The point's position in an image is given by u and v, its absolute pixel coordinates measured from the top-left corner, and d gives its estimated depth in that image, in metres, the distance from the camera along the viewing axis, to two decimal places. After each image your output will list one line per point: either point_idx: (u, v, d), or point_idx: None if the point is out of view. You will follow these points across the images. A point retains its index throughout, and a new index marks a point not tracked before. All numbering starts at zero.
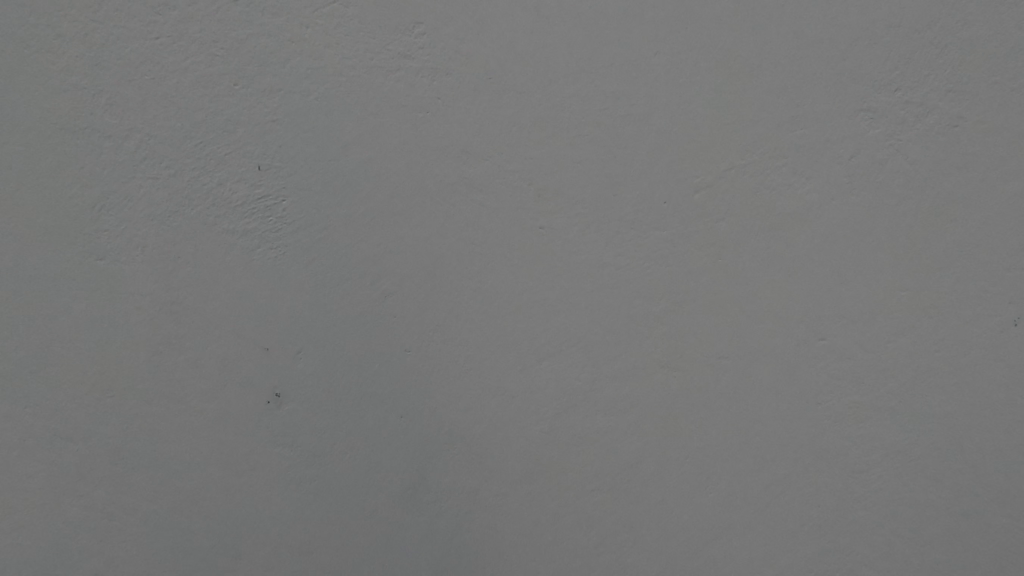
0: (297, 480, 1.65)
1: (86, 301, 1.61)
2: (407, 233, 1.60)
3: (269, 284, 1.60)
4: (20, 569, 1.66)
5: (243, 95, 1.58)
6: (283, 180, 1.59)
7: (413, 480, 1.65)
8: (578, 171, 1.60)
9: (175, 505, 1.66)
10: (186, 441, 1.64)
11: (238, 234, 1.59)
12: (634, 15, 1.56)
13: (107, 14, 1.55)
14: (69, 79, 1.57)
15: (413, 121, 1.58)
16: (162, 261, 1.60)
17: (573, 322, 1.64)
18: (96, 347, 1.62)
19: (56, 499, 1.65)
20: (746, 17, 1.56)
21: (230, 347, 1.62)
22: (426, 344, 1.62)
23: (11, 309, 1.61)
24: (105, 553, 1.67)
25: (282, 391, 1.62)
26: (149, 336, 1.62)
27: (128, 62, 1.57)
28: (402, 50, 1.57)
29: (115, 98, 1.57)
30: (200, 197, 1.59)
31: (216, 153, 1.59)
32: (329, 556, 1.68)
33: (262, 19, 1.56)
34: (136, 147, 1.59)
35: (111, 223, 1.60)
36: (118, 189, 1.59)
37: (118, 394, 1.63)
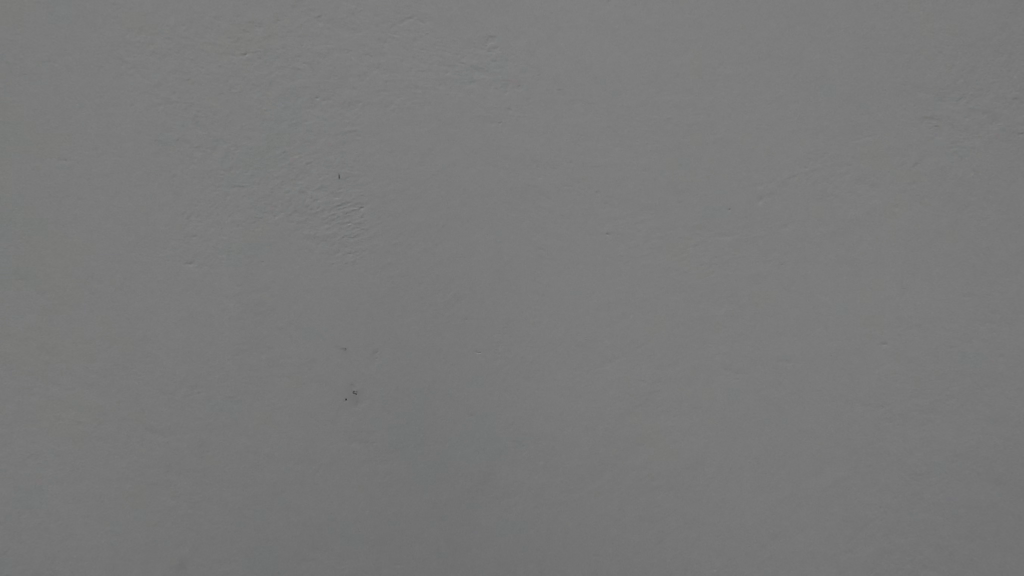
0: (372, 475, 1.73)
1: (175, 302, 1.71)
2: (480, 239, 1.67)
3: (347, 287, 1.69)
4: (113, 553, 1.77)
5: (323, 107, 1.66)
6: (361, 188, 1.67)
7: (482, 476, 1.72)
8: (644, 179, 1.65)
9: (258, 496, 1.75)
10: (267, 435, 1.73)
11: (318, 239, 1.68)
12: (699, 27, 1.60)
13: (197, 32, 1.64)
14: (160, 95, 1.66)
15: (485, 131, 1.65)
16: (246, 265, 1.69)
17: (638, 325, 1.69)
18: (185, 346, 1.71)
19: (146, 489, 1.75)
20: (811, 29, 1.60)
21: (310, 347, 1.70)
22: (496, 346, 1.69)
23: (107, 309, 1.71)
24: (191, 542, 1.77)
25: (359, 389, 1.70)
26: (234, 336, 1.71)
27: (217, 76, 1.66)
28: (474, 62, 1.64)
29: (203, 111, 1.67)
30: (282, 204, 1.68)
31: (298, 162, 1.67)
32: (401, 547, 1.75)
33: (341, 36, 1.64)
34: (223, 157, 1.68)
35: (200, 229, 1.69)
36: (206, 196, 1.69)
37: (205, 391, 1.72)
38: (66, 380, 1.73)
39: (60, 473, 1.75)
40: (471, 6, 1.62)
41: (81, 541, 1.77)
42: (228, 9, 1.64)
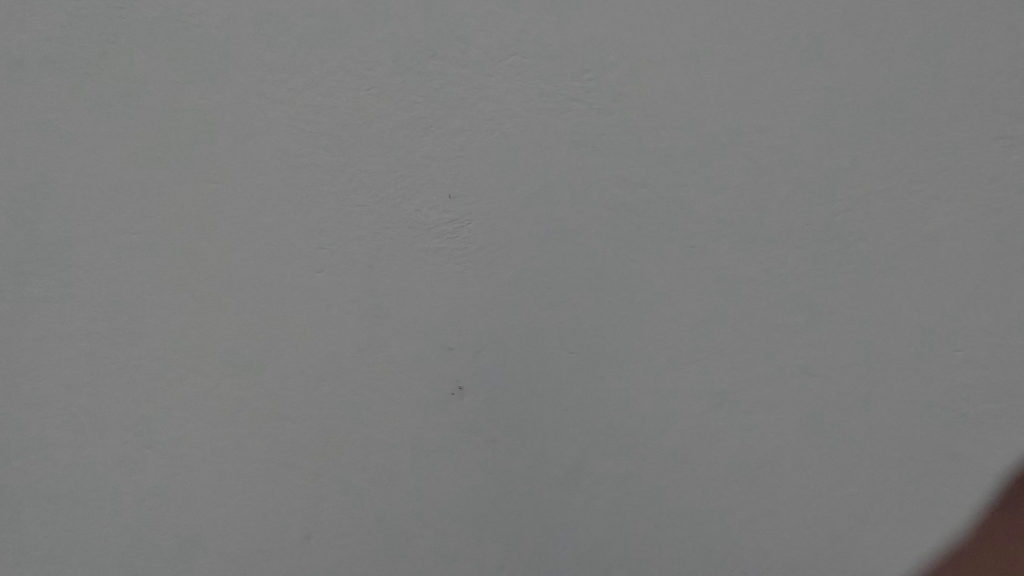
0: (475, 461, 1.94)
1: (306, 307, 1.96)
2: (574, 252, 1.86)
3: (455, 295, 1.90)
4: (251, 524, 2.05)
5: (436, 135, 1.88)
6: (469, 207, 1.88)
7: (574, 463, 1.94)
8: (728, 197, 1.81)
9: (374, 479, 1.98)
10: (383, 425, 1.96)
11: (430, 252, 1.90)
12: (783, 58, 1.73)
13: (325, 70, 1.87)
14: (295, 126, 1.91)
15: (580, 155, 1.84)
16: (368, 275, 1.93)
17: (719, 332, 1.84)
18: (314, 345, 1.97)
19: (279, 470, 2.01)
20: (891, 56, 1.70)
21: (422, 346, 1.93)
22: (587, 348, 1.88)
23: (248, 313, 1.98)
24: (317, 516, 2.02)
25: (465, 385, 1.92)
26: (356, 336, 1.95)
27: (343, 109, 1.89)
28: (572, 94, 1.82)
29: (333, 140, 1.91)
30: (399, 221, 1.91)
31: (413, 185, 1.90)
32: (500, 525, 1.98)
33: (454, 72, 1.84)
34: (348, 180, 1.92)
35: (329, 243, 1.94)
36: (333, 215, 1.93)
37: (331, 385, 1.97)
38: (213, 372, 2.00)
39: (206, 453, 2.03)
40: (569, 42, 1.79)
41: (223, 511, 2.05)
42: (352, 49, 1.85)
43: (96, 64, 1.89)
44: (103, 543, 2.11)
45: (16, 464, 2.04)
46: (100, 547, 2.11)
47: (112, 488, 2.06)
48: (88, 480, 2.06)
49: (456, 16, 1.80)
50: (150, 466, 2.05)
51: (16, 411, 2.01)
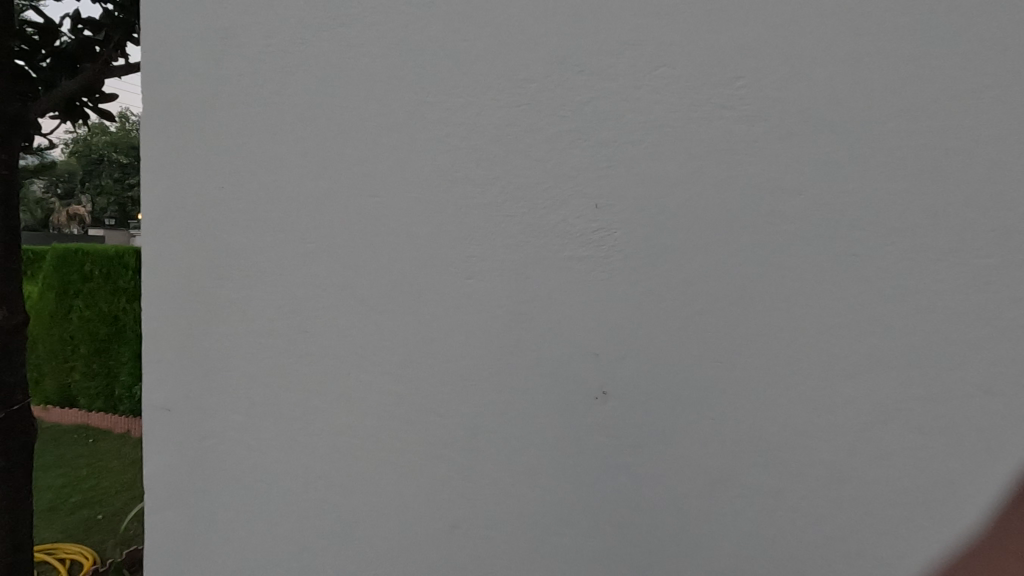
0: (618, 465, 1.97)
1: (456, 311, 2.09)
2: (724, 260, 1.88)
3: (601, 301, 1.96)
4: (398, 516, 2.19)
5: (584, 146, 1.95)
6: (615, 216, 1.93)
7: (721, 473, 1.93)
8: (897, 203, 1.78)
9: (517, 479, 2.06)
10: (527, 427, 2.04)
11: (576, 260, 1.97)
12: (945, 57, 1.73)
13: (481, 90, 2.03)
14: (451, 143, 2.07)
15: (731, 162, 1.86)
16: (515, 281, 2.03)
17: (886, 343, 1.80)
18: (463, 347, 2.09)
19: (428, 464, 2.15)
20: None
21: (566, 351, 1.99)
22: (738, 356, 1.88)
23: (402, 316, 2.14)
24: (459, 513, 2.12)
25: (609, 389, 1.96)
26: (503, 340, 2.05)
27: (496, 125, 2.03)
28: (723, 101, 1.85)
29: (485, 154, 2.04)
30: (546, 230, 1.99)
31: (560, 196, 1.98)
32: (642, 534, 1.97)
33: (602, 85, 1.92)
34: (498, 191, 2.03)
35: (479, 251, 2.06)
36: (483, 224, 2.05)
37: (477, 385, 2.08)
38: (370, 370, 2.18)
39: (363, 444, 2.21)
40: (721, 51, 1.84)
41: (375, 500, 2.21)
42: (507, 70, 2.00)
43: (292, 97, 2.22)
44: (271, 523, 2.33)
45: (213, 442, 2.38)
46: (269, 525, 2.34)
47: (282, 471, 2.30)
48: (265, 462, 2.32)
49: (604, 33, 1.92)
50: (315, 453, 2.26)
51: (217, 396, 2.36)
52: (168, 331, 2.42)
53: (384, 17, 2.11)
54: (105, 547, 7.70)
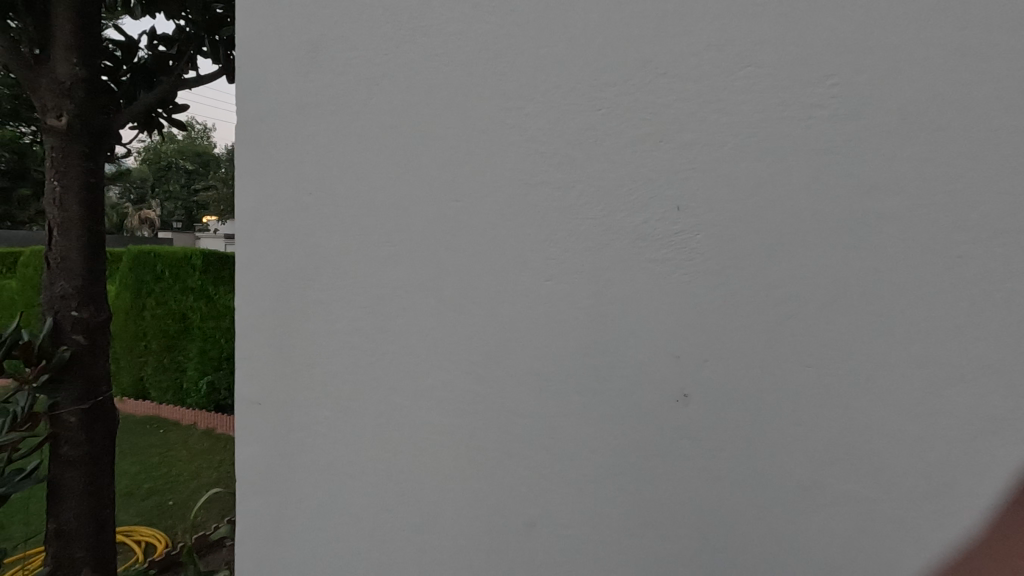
0: (699, 469, 1.96)
1: (536, 312, 2.14)
2: (813, 262, 1.84)
3: (683, 304, 1.95)
4: (477, 511, 2.25)
5: (665, 149, 1.96)
6: (698, 218, 1.94)
7: (809, 481, 1.88)
8: (1004, 203, 1.69)
9: (596, 478, 2.08)
10: (606, 428, 2.06)
11: (657, 262, 1.98)
12: None
13: (563, 95, 2.07)
14: (531, 147, 2.12)
15: (821, 162, 1.83)
16: (595, 283, 2.06)
17: (991, 350, 1.72)
18: (542, 347, 2.13)
19: (507, 462, 2.20)
20: None
21: (647, 353, 2.00)
22: (827, 361, 1.84)
23: (481, 317, 2.20)
24: (537, 510, 2.16)
25: (690, 392, 1.96)
26: (582, 341, 2.08)
27: (577, 129, 2.06)
28: (813, 101, 1.82)
29: (565, 158, 2.08)
30: (627, 232, 2.01)
31: (641, 198, 1.99)
32: (724, 539, 1.95)
33: (685, 86, 1.93)
34: (579, 194, 2.07)
35: (559, 253, 2.10)
36: (564, 227, 2.09)
37: (556, 384, 2.12)
38: (450, 368, 2.26)
39: (443, 441, 2.28)
40: (811, 49, 1.82)
41: (455, 495, 2.28)
42: (588, 75, 2.04)
43: (377, 106, 2.32)
44: (354, 513, 2.44)
45: (300, 434, 2.52)
46: (352, 515, 2.44)
47: (365, 464, 2.41)
48: (348, 454, 2.44)
49: (688, 35, 1.93)
50: (396, 447, 2.35)
51: (304, 391, 2.49)
52: (259, 328, 2.57)
53: (467, 27, 2.19)
54: (176, 532, 8.20)
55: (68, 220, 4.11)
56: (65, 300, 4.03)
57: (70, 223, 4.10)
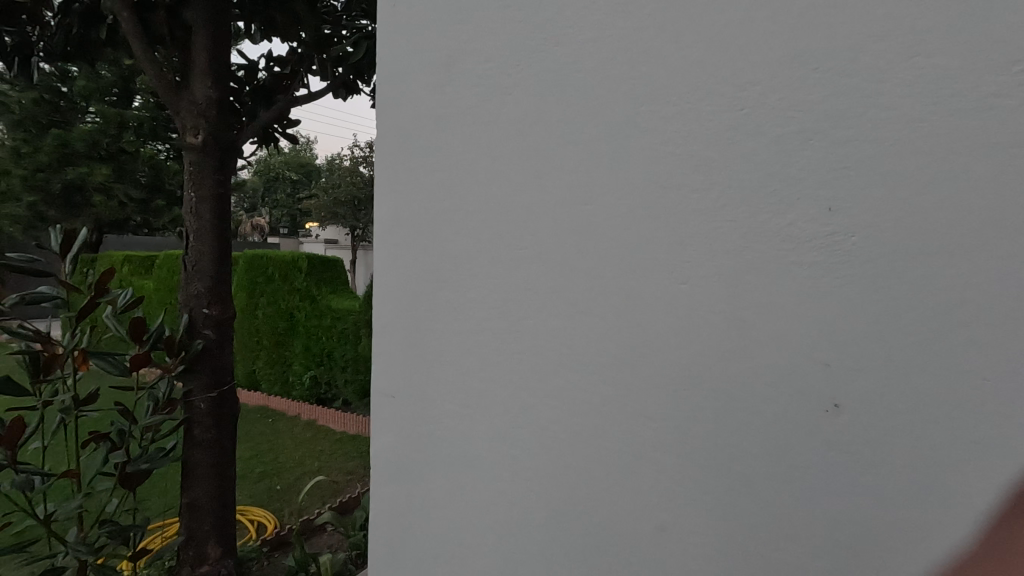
0: (851, 484, 1.85)
1: (669, 315, 2.12)
2: (990, 265, 1.71)
3: (833, 308, 1.87)
4: (605, 510, 2.26)
5: (814, 148, 1.90)
6: (852, 219, 1.85)
7: (978, 501, 1.76)
8: None
9: (733, 486, 2.03)
10: (745, 435, 2.00)
11: (805, 264, 1.91)
12: None
13: (701, 96, 2.06)
14: (667, 149, 2.12)
15: (1001, 158, 1.69)
16: (735, 286, 2.01)
17: None
18: (676, 351, 2.11)
19: (636, 465, 2.19)
20: None
21: (791, 359, 1.93)
22: (1005, 373, 1.70)
23: (613, 319, 2.22)
24: (669, 515, 2.14)
25: (842, 402, 1.86)
26: (719, 345, 2.04)
27: (716, 130, 2.04)
28: (994, 90, 1.69)
29: (703, 160, 2.06)
30: (771, 234, 1.95)
31: (787, 199, 1.93)
32: (879, 558, 1.84)
33: (838, 82, 1.86)
34: (717, 196, 2.03)
35: (695, 256, 2.07)
36: (700, 230, 2.06)
37: (690, 389, 2.09)
38: (579, 368, 2.29)
39: (570, 441, 2.32)
40: (990, 36, 1.70)
41: (582, 495, 2.31)
42: (729, 75, 2.02)
43: (509, 114, 2.43)
44: (483, 505, 2.54)
45: (430, 427, 2.66)
46: (480, 507, 2.55)
47: (493, 458, 2.51)
48: (477, 449, 2.54)
49: (841, 30, 1.87)
50: (524, 444, 2.43)
51: (435, 386, 2.63)
52: (392, 326, 2.75)
53: (600, 34, 2.24)
54: (284, 513, 8.89)
55: (201, 227, 5.38)
56: (198, 300, 5.33)
57: (201, 229, 5.38)
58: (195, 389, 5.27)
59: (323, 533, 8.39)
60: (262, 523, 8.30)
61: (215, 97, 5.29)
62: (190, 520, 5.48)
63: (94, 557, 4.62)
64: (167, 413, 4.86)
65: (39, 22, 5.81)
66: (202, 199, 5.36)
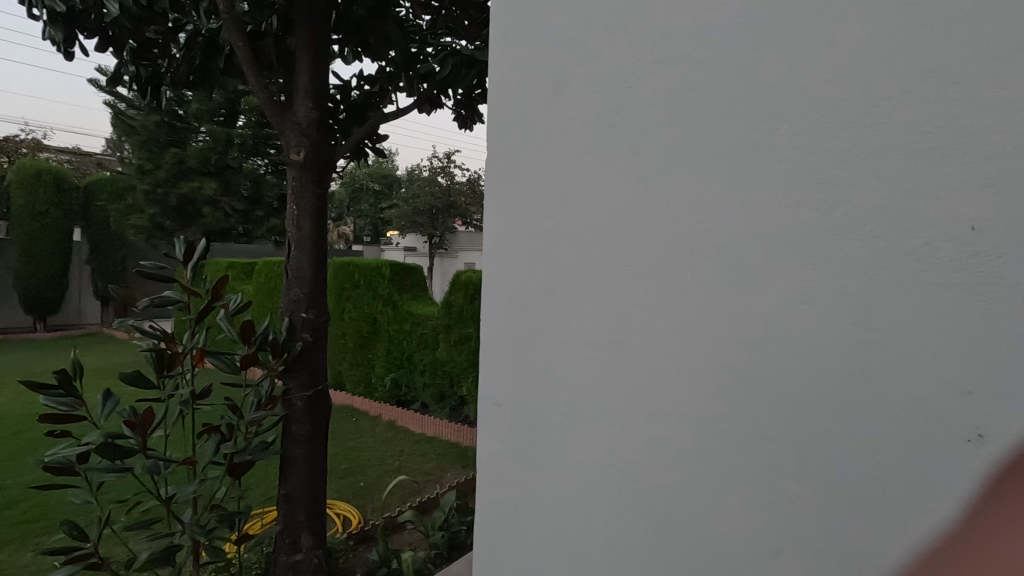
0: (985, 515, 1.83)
1: (788, 335, 2.10)
2: None
3: (977, 333, 1.79)
4: (718, 530, 2.26)
5: (955, 165, 1.82)
6: (999, 239, 1.76)
7: None
8: None
9: (859, 515, 1.96)
10: (874, 462, 1.92)
11: (944, 286, 1.83)
12: None
13: (826, 114, 2.05)
14: (787, 168, 2.12)
15: None
16: (862, 307, 1.96)
17: None
18: (795, 371, 2.08)
19: (751, 485, 2.18)
20: None
21: (927, 384, 1.85)
22: None
23: (728, 337, 2.22)
24: (786, 538, 2.10)
25: (987, 432, 1.77)
26: (844, 367, 1.99)
27: (842, 147, 2.01)
28: None
29: (827, 178, 2.03)
30: (903, 254, 1.89)
31: (923, 217, 1.87)
32: None
33: (982, 95, 1.79)
34: (842, 215, 2.00)
35: (817, 275, 2.05)
36: (824, 249, 2.04)
37: (811, 411, 2.05)
38: (690, 384, 2.31)
39: (680, 457, 2.34)
40: None
41: (692, 512, 2.32)
42: (857, 91, 1.99)
43: (620, 134, 2.50)
44: (589, 516, 2.61)
45: (536, 437, 2.77)
46: (585, 517, 2.62)
47: (600, 469, 2.57)
48: (583, 459, 2.62)
49: (986, 38, 1.78)
50: (632, 458, 2.47)
51: (540, 395, 2.74)
52: (500, 337, 2.90)
53: (715, 54, 2.27)
54: (367, 509, 9.31)
55: (301, 238, 5.83)
56: (297, 304, 5.76)
57: (301, 240, 5.83)
58: (294, 387, 5.72)
59: (403, 531, 8.70)
60: (346, 517, 8.74)
61: (315, 117, 5.74)
62: (291, 512, 5.90)
63: (206, 538, 5.09)
64: (269, 409, 5.29)
65: (167, 54, 6.50)
66: (303, 212, 5.81)
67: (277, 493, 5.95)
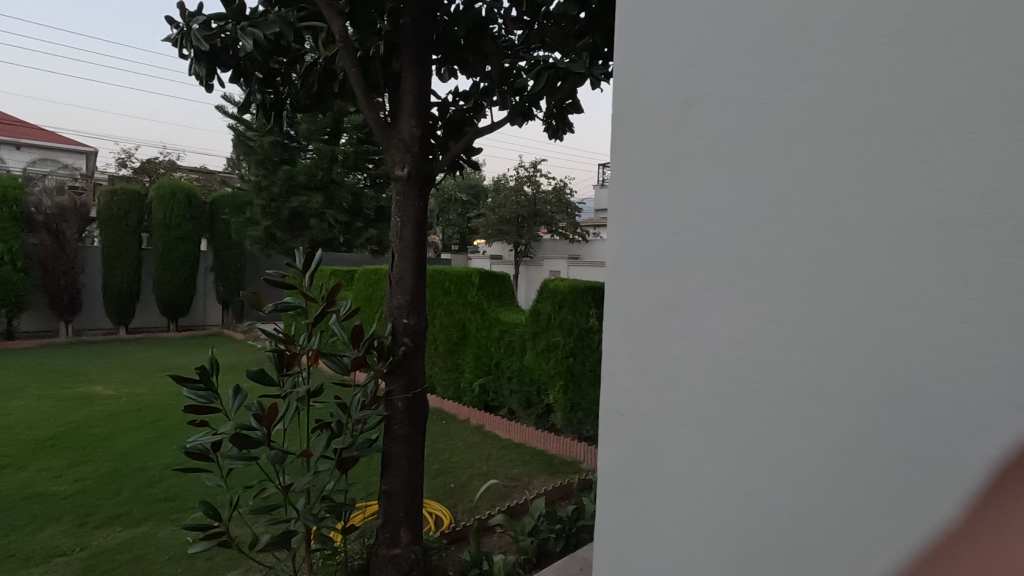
0: None
1: (943, 354, 2.06)
2: None
3: None
4: (863, 550, 2.23)
5: None
6: None
7: None
8: None
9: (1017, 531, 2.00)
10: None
11: None
12: None
13: (988, 126, 2.00)
14: (942, 183, 2.09)
15: None
16: None
17: None
18: (953, 392, 2.03)
19: (902, 507, 2.13)
20: None
21: None
22: None
23: (874, 354, 2.21)
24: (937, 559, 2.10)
25: None
26: (1011, 388, 1.92)
27: (1009, 160, 1.96)
28: None
29: (990, 193, 1.99)
30: None
31: None
32: None
33: None
34: (1009, 231, 1.95)
35: (978, 292, 2.01)
36: (986, 267, 2.00)
37: (971, 432, 1.99)
38: (830, 401, 2.32)
39: (816, 474, 2.34)
40: None
41: (829, 529, 2.31)
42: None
43: (752, 153, 2.57)
44: (719, 527, 2.67)
45: (662, 447, 2.88)
46: (715, 528, 2.68)
47: (730, 482, 2.63)
48: (712, 471, 2.70)
49: None
50: (763, 472, 2.52)
51: (665, 406, 2.87)
52: (623, 349, 3.04)
53: (858, 69, 2.28)
54: (457, 510, 9.63)
55: (402, 248, 6.23)
56: (399, 311, 6.15)
57: (403, 250, 6.22)
58: (395, 389, 6.13)
59: (493, 533, 8.80)
60: (438, 517, 9.10)
61: (418, 134, 6.13)
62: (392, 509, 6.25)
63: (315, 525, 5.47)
64: (374, 408, 5.73)
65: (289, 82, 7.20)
66: (404, 223, 6.21)
67: (379, 491, 6.31)
